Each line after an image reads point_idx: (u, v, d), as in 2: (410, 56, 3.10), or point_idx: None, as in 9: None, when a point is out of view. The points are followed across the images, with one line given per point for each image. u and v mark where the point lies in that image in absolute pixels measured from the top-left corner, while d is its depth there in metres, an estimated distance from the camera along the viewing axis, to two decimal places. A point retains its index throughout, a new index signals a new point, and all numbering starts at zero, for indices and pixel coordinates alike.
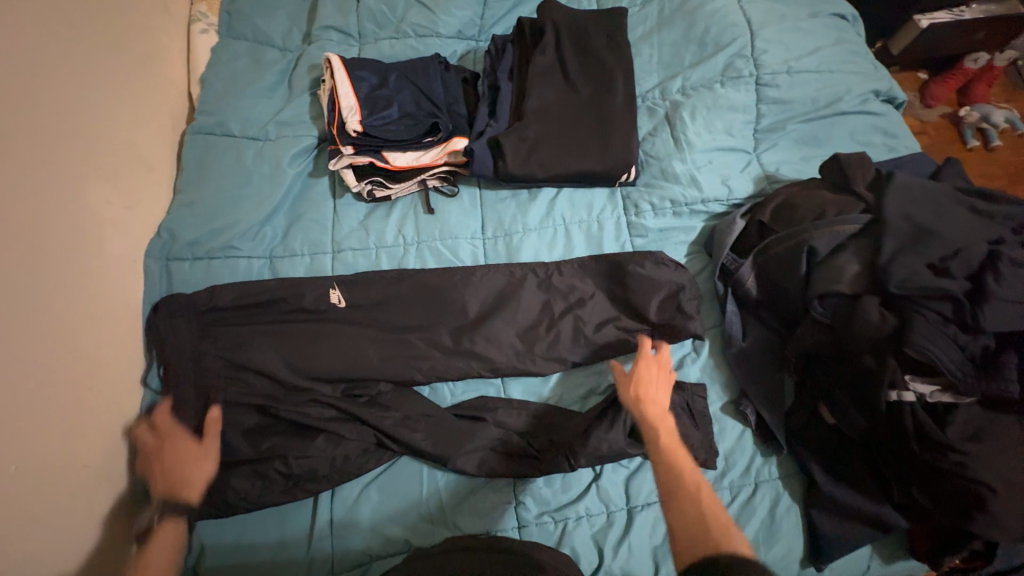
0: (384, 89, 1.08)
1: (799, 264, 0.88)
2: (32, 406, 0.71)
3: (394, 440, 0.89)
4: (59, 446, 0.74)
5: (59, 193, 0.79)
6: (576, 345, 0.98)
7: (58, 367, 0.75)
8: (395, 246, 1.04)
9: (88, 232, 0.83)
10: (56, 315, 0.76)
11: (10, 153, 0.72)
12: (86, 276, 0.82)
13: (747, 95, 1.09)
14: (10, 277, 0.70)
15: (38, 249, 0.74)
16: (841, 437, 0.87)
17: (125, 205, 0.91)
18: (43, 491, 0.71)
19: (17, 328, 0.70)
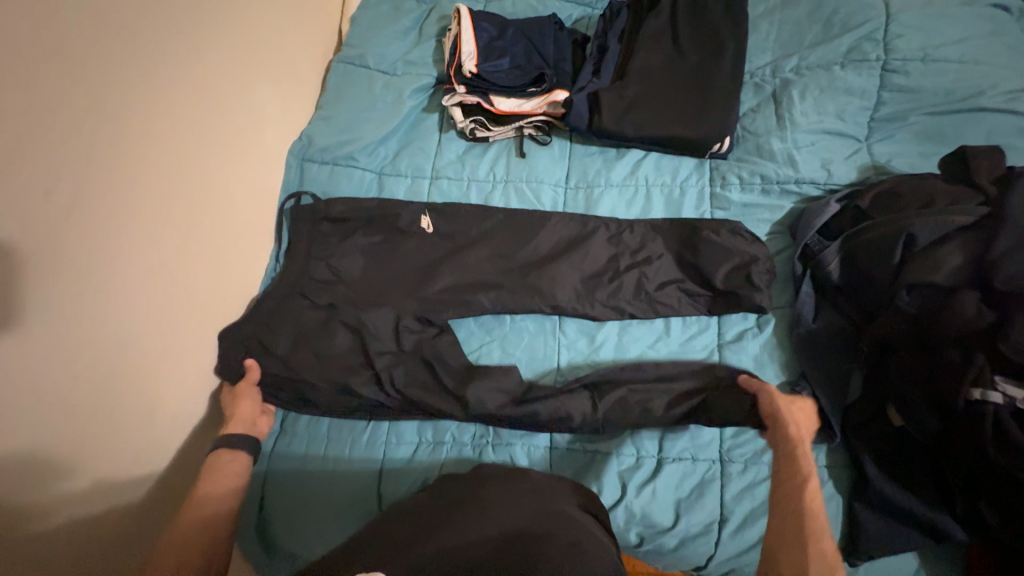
0: (500, 41, 1.18)
1: (893, 252, 0.83)
2: (195, 242, 0.91)
3: (455, 346, 0.99)
4: (205, 282, 0.93)
5: (232, 88, 0.98)
6: (636, 297, 1.01)
7: (213, 222, 0.95)
8: (484, 181, 1.14)
9: (250, 124, 1.03)
10: (219, 183, 0.95)
11: (202, 47, 0.92)
12: (244, 157, 1.01)
13: (868, 80, 1.04)
14: (194, 141, 0.90)
15: (213, 126, 0.94)
16: (907, 439, 0.82)
17: (278, 111, 1.10)
18: (192, 308, 0.91)
19: (194, 180, 0.90)
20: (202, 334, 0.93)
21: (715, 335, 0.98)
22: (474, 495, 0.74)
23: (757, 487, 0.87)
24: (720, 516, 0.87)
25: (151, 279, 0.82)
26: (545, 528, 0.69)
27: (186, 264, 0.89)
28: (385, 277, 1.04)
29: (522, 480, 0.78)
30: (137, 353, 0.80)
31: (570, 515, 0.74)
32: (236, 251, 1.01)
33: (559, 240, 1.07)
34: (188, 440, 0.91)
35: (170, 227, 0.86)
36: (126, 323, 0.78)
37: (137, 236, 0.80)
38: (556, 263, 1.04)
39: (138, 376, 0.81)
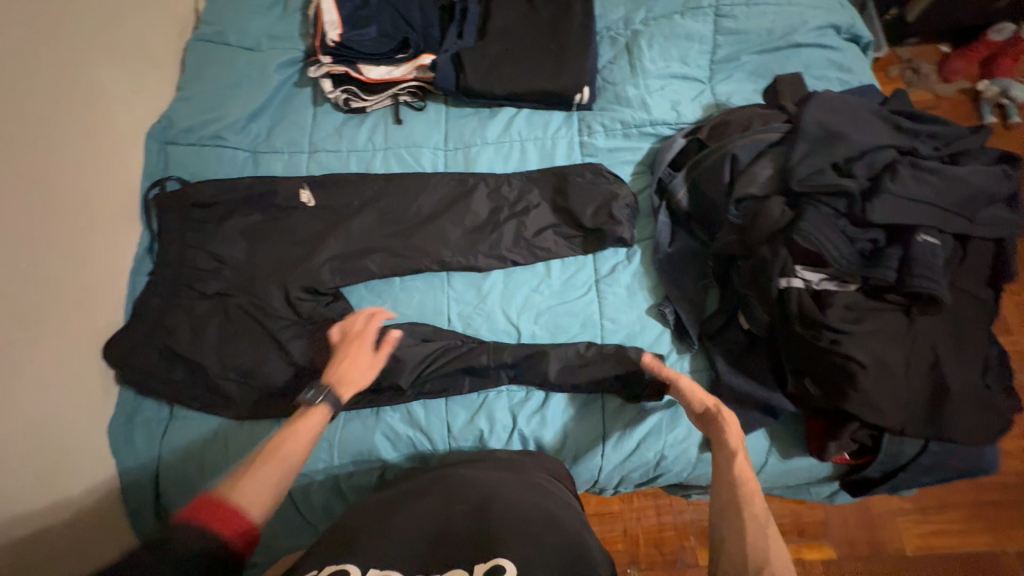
0: (365, 10, 1.18)
1: (723, 173, 0.94)
2: (42, 231, 0.84)
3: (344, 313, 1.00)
4: (63, 274, 0.87)
5: (67, 67, 0.92)
6: (516, 245, 1.06)
7: (62, 210, 0.88)
8: (364, 150, 1.15)
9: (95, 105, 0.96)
10: (64, 167, 0.89)
11: (21, 23, 0.84)
12: (90, 138, 0.94)
13: (704, 26, 1.14)
14: (25, 121, 0.83)
15: (48, 106, 0.88)
16: (751, 338, 0.93)
17: (129, 90, 1.04)
18: (48, 301, 0.84)
19: (30, 162, 0.83)
20: (64, 330, 0.86)
21: (592, 271, 1.05)
22: (440, 482, 0.77)
23: (633, 400, 0.96)
24: (603, 431, 0.95)
25: None
26: (517, 497, 0.73)
27: (32, 253, 0.82)
28: (266, 253, 1.01)
29: (498, 468, 0.83)
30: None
31: (542, 484, 0.79)
32: (100, 241, 0.94)
33: (442, 199, 1.10)
34: (67, 439, 0.85)
35: (5, 213, 0.79)
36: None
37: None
38: (440, 220, 1.07)
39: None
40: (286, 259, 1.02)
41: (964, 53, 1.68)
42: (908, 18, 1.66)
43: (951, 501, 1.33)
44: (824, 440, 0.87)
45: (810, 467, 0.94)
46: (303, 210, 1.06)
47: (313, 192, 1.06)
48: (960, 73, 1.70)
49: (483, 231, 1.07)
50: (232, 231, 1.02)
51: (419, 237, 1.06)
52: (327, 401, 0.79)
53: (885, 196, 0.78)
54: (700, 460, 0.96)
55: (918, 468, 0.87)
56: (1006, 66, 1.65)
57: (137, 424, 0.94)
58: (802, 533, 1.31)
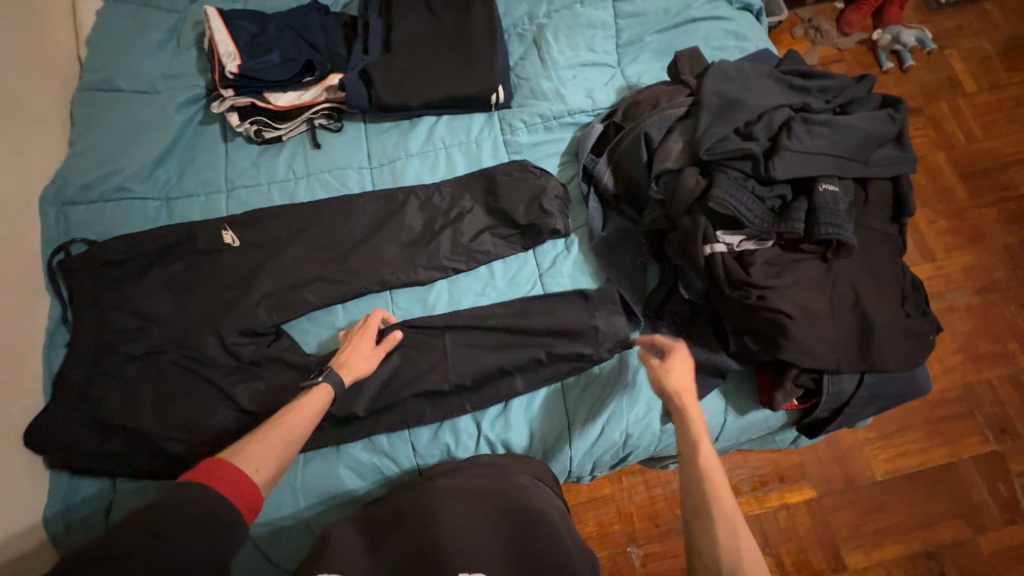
0: (264, 37, 1.14)
1: (640, 151, 0.96)
2: None
3: (288, 351, 0.96)
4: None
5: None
6: (455, 252, 1.06)
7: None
8: (286, 180, 1.11)
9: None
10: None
11: None
12: None
13: (604, 12, 1.17)
14: None
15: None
16: (692, 306, 0.96)
17: (12, 152, 0.96)
18: None
19: None
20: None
21: (534, 266, 1.06)
22: (422, 499, 0.78)
23: (591, 386, 0.98)
24: (568, 422, 0.96)
25: None
26: (497, 506, 0.76)
27: None
28: (194, 303, 0.96)
29: (473, 468, 0.85)
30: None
31: (524, 486, 0.82)
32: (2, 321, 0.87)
33: (374, 218, 1.08)
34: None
35: None
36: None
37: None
38: (375, 239, 1.05)
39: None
40: (218, 304, 0.97)
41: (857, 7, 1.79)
42: None
43: (909, 422, 1.42)
44: (772, 389, 0.91)
45: (766, 418, 0.98)
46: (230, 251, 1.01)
47: (238, 231, 1.02)
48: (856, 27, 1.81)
49: (420, 244, 1.05)
50: (154, 286, 0.96)
51: (355, 260, 1.04)
52: (330, 379, 0.87)
53: (785, 154, 0.82)
54: (664, 432, 0.98)
55: (860, 401, 0.92)
56: (893, 14, 1.81)
57: (74, 511, 0.86)
58: (784, 480, 1.37)
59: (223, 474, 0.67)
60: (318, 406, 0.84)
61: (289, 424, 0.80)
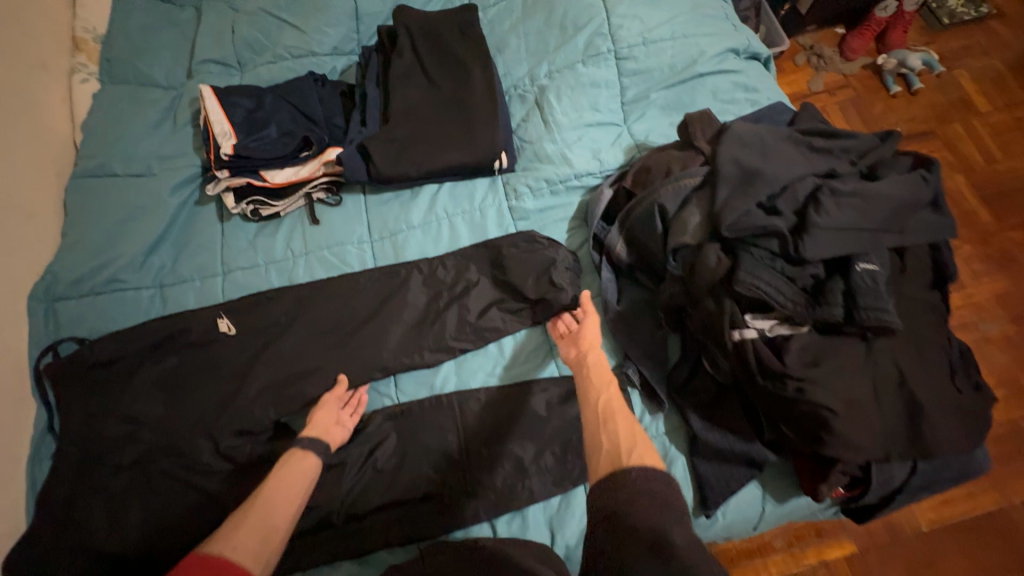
0: (261, 111, 1.12)
1: (655, 222, 0.91)
2: None
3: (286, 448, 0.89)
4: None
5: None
6: (461, 332, 1.00)
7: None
8: (284, 260, 1.07)
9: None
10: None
11: None
12: None
13: (607, 71, 1.14)
14: None
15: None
16: (719, 386, 0.89)
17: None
18: None
19: None
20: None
21: (546, 342, 1.00)
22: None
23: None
24: (590, 518, 0.88)
25: None
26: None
27: None
28: (188, 400, 0.91)
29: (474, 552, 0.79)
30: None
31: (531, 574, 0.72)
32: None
33: (377, 294, 1.03)
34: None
35: None
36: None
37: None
38: (377, 319, 1.00)
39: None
40: (212, 400, 0.91)
41: (861, 33, 1.75)
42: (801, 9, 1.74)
43: None
44: (815, 481, 0.82)
45: (807, 505, 0.89)
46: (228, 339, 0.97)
47: (236, 319, 0.98)
48: (860, 52, 1.76)
49: (425, 323, 1.00)
50: (145, 383, 0.91)
51: (357, 343, 0.98)
52: (315, 449, 0.82)
53: (814, 232, 0.76)
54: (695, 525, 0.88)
55: (913, 490, 0.83)
56: (898, 37, 1.75)
57: None
58: (820, 533, 1.24)
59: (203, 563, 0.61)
60: (307, 474, 0.79)
61: (282, 490, 0.75)
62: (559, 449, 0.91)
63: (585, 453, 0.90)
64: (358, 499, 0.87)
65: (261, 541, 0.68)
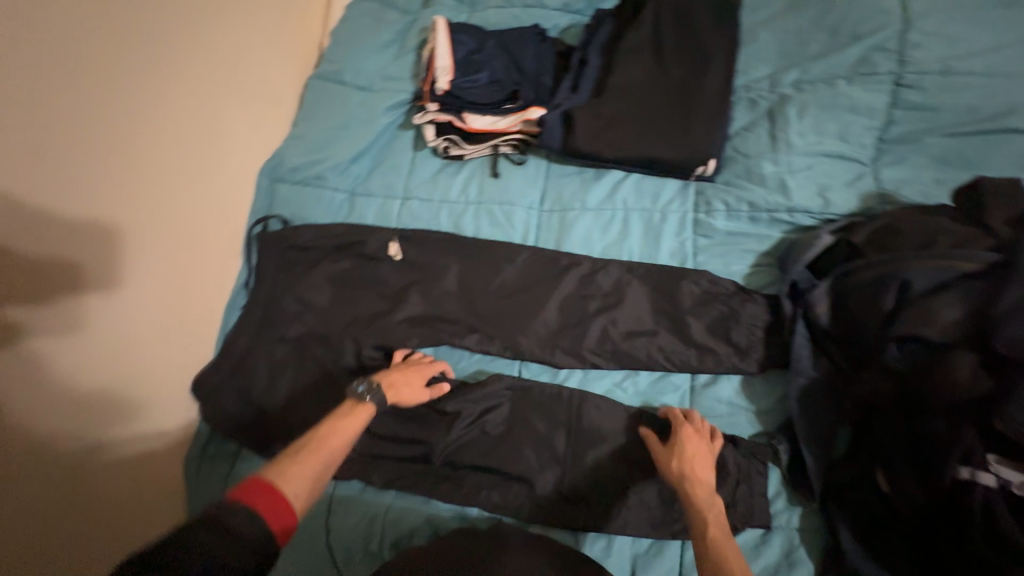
0: (479, 55, 1.14)
1: (884, 297, 0.75)
2: (159, 283, 0.91)
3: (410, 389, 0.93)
4: (158, 314, 0.91)
5: (190, 106, 0.96)
6: (602, 345, 0.94)
7: (163, 250, 0.91)
8: (457, 202, 1.10)
9: (213, 142, 1.01)
10: (172, 205, 0.93)
11: (161, 87, 0.91)
12: (206, 190, 1.00)
13: (877, 96, 0.93)
14: (157, 182, 0.90)
15: (161, 139, 0.91)
16: (892, 511, 0.73)
17: (243, 126, 1.07)
18: (153, 345, 0.90)
19: (158, 219, 0.90)
20: (156, 363, 0.91)
21: (687, 375, 0.91)
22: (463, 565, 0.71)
23: None
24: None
25: (109, 326, 0.82)
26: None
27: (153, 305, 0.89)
28: (348, 302, 1.01)
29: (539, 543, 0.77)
30: (76, 385, 0.78)
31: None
32: (198, 277, 0.99)
33: (532, 264, 1.02)
34: (138, 470, 0.88)
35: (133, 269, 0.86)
36: (61, 350, 0.76)
37: (67, 260, 0.76)
38: (525, 289, 1.00)
39: (73, 407, 0.77)
40: (367, 310, 1.00)
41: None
42: None
43: None
44: None
45: None
46: (392, 261, 1.04)
47: (404, 246, 1.05)
48: None
49: (569, 309, 0.98)
50: (320, 274, 1.02)
51: (501, 306, 1.00)
52: (375, 399, 0.81)
53: None
54: None
55: None
56: None
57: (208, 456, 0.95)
58: None
59: (262, 493, 0.62)
60: (360, 424, 0.78)
61: (328, 446, 0.73)
62: (667, 491, 0.84)
63: None
64: (458, 452, 0.89)
65: (315, 483, 0.68)
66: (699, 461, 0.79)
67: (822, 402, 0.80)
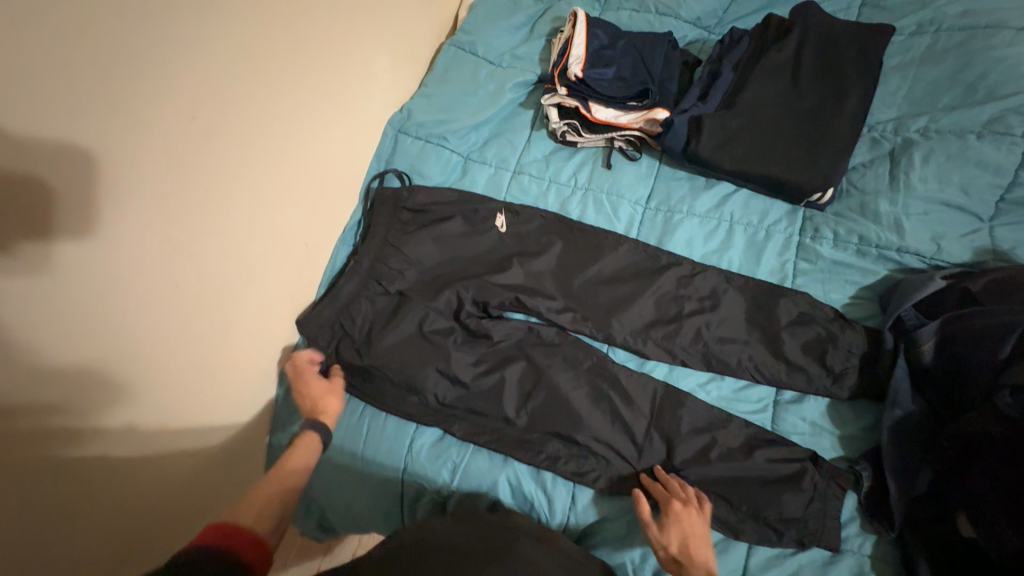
0: (610, 50, 1.18)
1: (1001, 346, 0.77)
2: (212, 243, 0.82)
3: (502, 355, 0.98)
4: (202, 279, 0.82)
5: (345, 51, 1.03)
6: (693, 346, 0.97)
7: (300, 178, 0.98)
8: (565, 185, 1.14)
9: (356, 89, 1.08)
10: (316, 140, 1.00)
11: (268, 36, 0.86)
12: (278, 154, 0.92)
13: (1007, 156, 0.94)
14: (230, 132, 0.82)
15: (320, 78, 0.98)
16: (974, 555, 0.75)
17: (381, 79, 1.14)
18: (191, 310, 0.81)
19: (221, 175, 0.82)
20: (275, 280, 0.97)
21: (773, 390, 0.93)
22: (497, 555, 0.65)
23: (789, 559, 0.82)
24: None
25: (154, 280, 0.74)
26: None
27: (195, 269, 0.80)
28: (451, 259, 1.05)
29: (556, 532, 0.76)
30: (217, 283, 0.85)
31: None
32: (321, 209, 1.05)
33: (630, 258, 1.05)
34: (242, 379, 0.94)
35: (184, 222, 0.77)
36: (213, 250, 0.83)
37: (127, 184, 0.68)
38: (621, 279, 1.03)
39: (212, 301, 0.84)
40: (467, 272, 1.04)
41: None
42: None
43: None
44: None
45: None
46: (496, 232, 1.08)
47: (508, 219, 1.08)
48: None
49: (663, 304, 1.00)
50: (429, 228, 1.07)
51: (597, 290, 1.03)
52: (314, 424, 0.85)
53: None
54: None
55: None
56: None
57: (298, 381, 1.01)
58: None
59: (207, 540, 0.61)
60: (311, 448, 0.82)
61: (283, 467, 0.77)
62: (740, 495, 0.86)
63: (767, 514, 0.84)
64: (541, 419, 0.94)
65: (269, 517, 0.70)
66: (692, 536, 0.79)
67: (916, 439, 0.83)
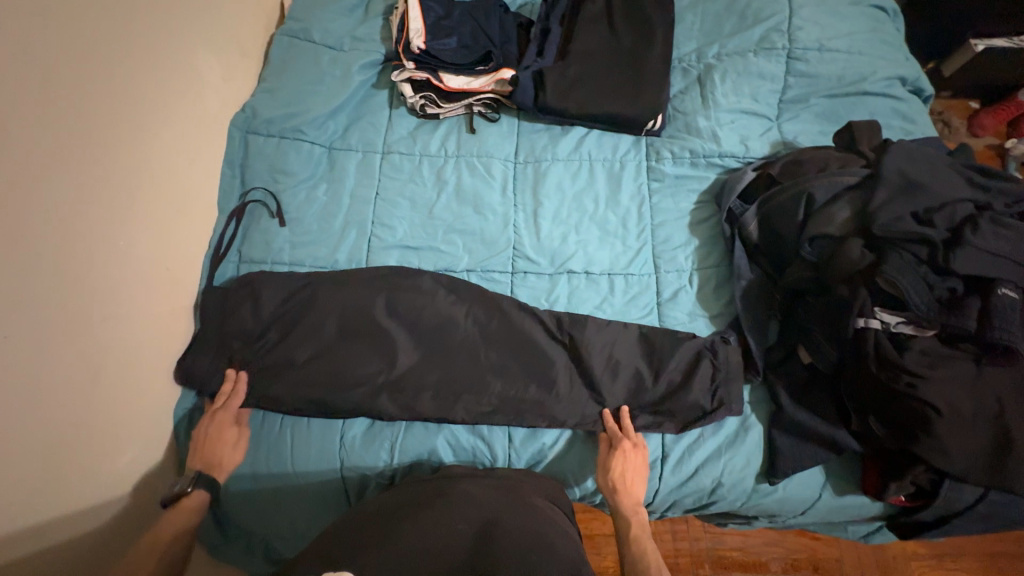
0: (448, 21, 1.21)
1: (797, 210, 0.97)
2: (102, 251, 0.81)
3: (402, 367, 0.96)
4: (92, 298, 0.79)
5: (162, 67, 0.95)
6: (579, 276, 1.08)
7: (70, 298, 0.76)
8: (436, 156, 1.16)
9: (119, 132, 0.85)
10: (177, 154, 0.98)
11: (117, 43, 0.85)
12: (147, 165, 0.91)
13: (777, 65, 1.18)
14: (96, 135, 0.80)
15: (80, 118, 0.78)
16: (813, 375, 0.95)
17: (161, 89, 0.94)
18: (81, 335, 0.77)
19: (92, 178, 0.80)
20: (156, 306, 0.92)
21: (654, 293, 1.06)
22: (440, 497, 0.75)
23: (700, 437, 0.96)
24: (662, 455, 0.95)
25: (45, 286, 0.72)
26: (519, 521, 0.72)
27: (89, 279, 0.79)
28: (333, 250, 1.05)
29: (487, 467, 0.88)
30: (73, 319, 0.76)
31: (538, 507, 0.79)
32: (134, 290, 0.87)
33: (509, 213, 1.12)
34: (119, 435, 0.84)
35: (65, 225, 0.75)
36: (80, 270, 0.77)
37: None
38: (506, 230, 1.10)
39: (54, 362, 0.73)
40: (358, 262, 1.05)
41: (995, 111, 1.60)
42: (946, 71, 1.62)
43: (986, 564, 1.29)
44: (884, 480, 0.89)
45: (862, 505, 0.95)
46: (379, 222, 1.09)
47: (389, 207, 1.10)
48: (989, 129, 1.62)
49: (544, 242, 1.10)
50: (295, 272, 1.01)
51: (487, 242, 1.09)
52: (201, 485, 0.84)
53: (968, 248, 0.82)
54: (755, 491, 0.95)
55: (974, 516, 0.87)
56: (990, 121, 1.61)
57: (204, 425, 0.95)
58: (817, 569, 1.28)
59: None
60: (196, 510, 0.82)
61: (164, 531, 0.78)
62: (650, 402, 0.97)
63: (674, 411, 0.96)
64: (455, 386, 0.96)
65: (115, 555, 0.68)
66: (630, 469, 0.90)
67: (763, 302, 1.02)
